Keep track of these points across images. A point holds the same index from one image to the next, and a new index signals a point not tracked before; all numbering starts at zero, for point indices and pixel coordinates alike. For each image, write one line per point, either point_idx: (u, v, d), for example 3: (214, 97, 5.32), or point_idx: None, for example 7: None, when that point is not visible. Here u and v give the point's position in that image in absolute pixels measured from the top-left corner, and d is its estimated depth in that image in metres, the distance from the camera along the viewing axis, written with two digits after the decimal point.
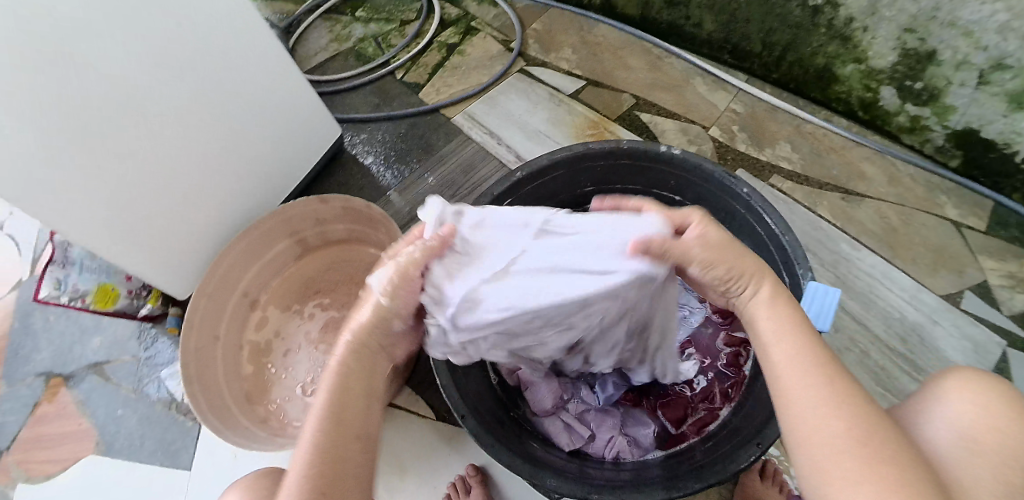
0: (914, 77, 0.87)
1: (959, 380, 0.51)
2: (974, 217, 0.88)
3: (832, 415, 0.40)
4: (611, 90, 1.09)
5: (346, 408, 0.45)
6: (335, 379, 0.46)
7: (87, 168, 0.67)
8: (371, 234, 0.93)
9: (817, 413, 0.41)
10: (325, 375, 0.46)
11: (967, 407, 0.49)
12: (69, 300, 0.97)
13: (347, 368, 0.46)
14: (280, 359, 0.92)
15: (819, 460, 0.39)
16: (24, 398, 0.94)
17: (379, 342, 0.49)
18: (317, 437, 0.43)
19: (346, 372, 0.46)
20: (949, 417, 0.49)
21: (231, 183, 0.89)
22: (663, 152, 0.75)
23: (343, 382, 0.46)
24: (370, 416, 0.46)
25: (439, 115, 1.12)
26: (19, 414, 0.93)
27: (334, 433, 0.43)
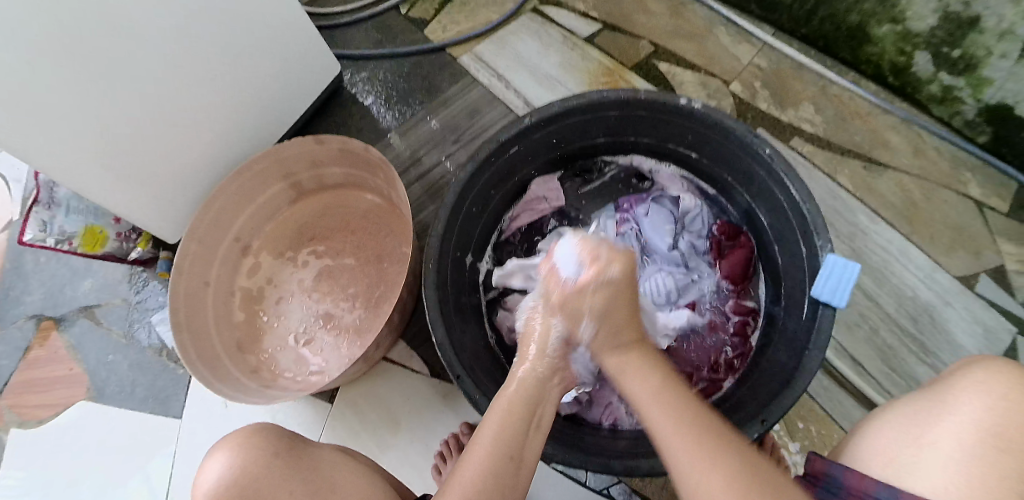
0: (952, 44, 0.81)
1: (978, 372, 0.41)
2: (996, 198, 0.85)
3: (663, 409, 0.44)
4: (629, 36, 1.02)
5: (515, 431, 0.48)
6: (504, 407, 0.50)
7: (61, 105, 0.61)
8: (369, 180, 0.89)
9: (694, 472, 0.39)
10: (499, 402, 0.51)
11: (979, 402, 0.39)
12: (55, 242, 0.94)
13: (517, 398, 0.51)
14: (272, 307, 0.88)
15: None
16: (16, 343, 0.91)
17: (546, 379, 0.54)
18: (484, 449, 0.46)
19: (516, 396, 0.51)
20: (953, 409, 0.39)
21: (225, 125, 0.83)
22: (683, 105, 0.69)
23: (510, 410, 0.50)
24: (531, 448, 0.49)
25: (443, 54, 1.04)
26: (11, 359, 0.90)
27: (500, 448, 0.46)
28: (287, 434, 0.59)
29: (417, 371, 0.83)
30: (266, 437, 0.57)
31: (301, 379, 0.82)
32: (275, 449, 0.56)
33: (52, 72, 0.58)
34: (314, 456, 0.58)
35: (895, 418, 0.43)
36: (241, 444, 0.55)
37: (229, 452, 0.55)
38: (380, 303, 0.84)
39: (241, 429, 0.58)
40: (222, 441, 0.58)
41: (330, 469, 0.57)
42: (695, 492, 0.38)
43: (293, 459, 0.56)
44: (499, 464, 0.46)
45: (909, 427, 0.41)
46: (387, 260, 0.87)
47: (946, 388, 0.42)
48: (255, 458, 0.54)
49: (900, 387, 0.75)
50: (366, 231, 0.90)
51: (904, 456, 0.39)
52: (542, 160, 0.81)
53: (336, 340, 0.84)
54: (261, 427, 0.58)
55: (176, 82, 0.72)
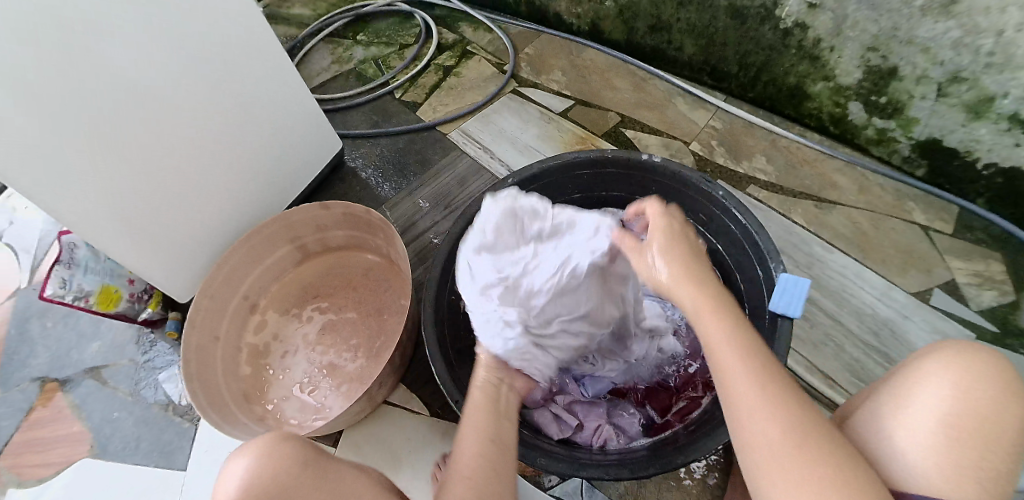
0: (878, 92, 0.93)
1: (935, 364, 0.47)
2: (940, 221, 0.93)
3: (775, 410, 0.43)
4: (599, 109, 1.16)
5: (489, 420, 0.57)
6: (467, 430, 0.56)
7: (101, 171, 0.72)
8: (369, 240, 0.98)
9: (755, 417, 0.43)
10: (460, 430, 0.56)
11: (947, 389, 0.44)
12: (73, 299, 0.96)
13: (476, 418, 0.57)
14: (277, 361, 0.93)
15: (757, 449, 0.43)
16: (18, 403, 0.95)
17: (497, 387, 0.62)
18: (473, 442, 0.54)
19: (482, 398, 0.60)
20: (923, 402, 0.45)
21: (236, 192, 0.94)
22: (646, 160, 0.83)
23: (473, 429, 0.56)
24: (504, 431, 0.57)
25: (434, 132, 1.18)
26: (14, 418, 0.94)
27: (482, 435, 0.55)
28: (307, 447, 0.54)
29: (416, 412, 0.87)
30: (288, 453, 0.52)
31: (306, 425, 0.85)
32: (295, 471, 0.51)
33: (99, 139, 0.70)
34: (336, 472, 0.53)
35: (877, 410, 0.48)
36: (259, 463, 0.51)
37: (246, 469, 0.51)
38: (381, 352, 0.89)
39: (262, 437, 0.54)
40: (240, 450, 0.53)
41: (350, 490, 0.52)
42: (754, 436, 0.43)
43: (313, 480, 0.51)
44: (485, 448, 0.53)
45: (887, 420, 0.46)
46: (386, 313, 0.94)
47: (908, 378, 0.47)
48: (273, 481, 0.50)
49: None
50: (367, 287, 0.98)
51: (896, 453, 0.44)
52: None
53: (338, 387, 0.88)
54: (284, 438, 0.53)
55: (197, 150, 0.85)
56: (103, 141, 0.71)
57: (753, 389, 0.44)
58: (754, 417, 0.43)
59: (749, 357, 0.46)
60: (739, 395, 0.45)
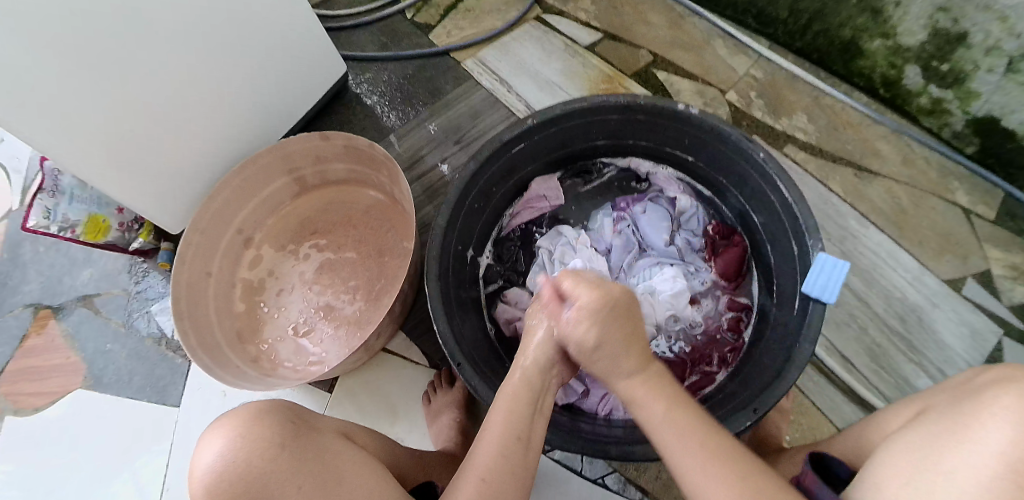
0: (941, 58, 0.83)
1: (1014, 397, 0.38)
2: (983, 205, 0.87)
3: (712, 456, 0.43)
4: (630, 46, 1.05)
5: (520, 414, 0.52)
6: (507, 402, 0.53)
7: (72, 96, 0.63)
8: (372, 176, 0.91)
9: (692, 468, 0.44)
10: (503, 396, 0.54)
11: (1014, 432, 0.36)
12: (58, 230, 0.92)
13: (523, 389, 0.54)
14: (273, 297, 0.89)
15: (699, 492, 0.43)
16: (12, 330, 0.92)
17: (552, 361, 0.57)
18: (495, 435, 0.51)
19: (521, 384, 0.55)
20: (982, 437, 0.37)
21: (233, 120, 0.86)
22: (680, 110, 0.72)
23: (514, 404, 0.53)
24: (535, 431, 0.52)
25: (448, 59, 1.07)
26: (8, 345, 0.91)
27: (509, 430, 0.51)
28: (290, 416, 0.53)
29: (416, 362, 0.85)
30: (271, 423, 0.51)
31: (300, 369, 0.83)
32: (280, 439, 0.50)
33: (67, 58, 0.61)
34: (320, 443, 0.52)
35: (921, 436, 0.41)
36: (242, 430, 0.49)
37: (227, 437, 0.49)
38: (381, 296, 0.85)
39: (245, 406, 0.53)
40: (220, 419, 0.52)
41: (335, 460, 0.52)
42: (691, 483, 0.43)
43: (299, 449, 0.50)
44: (508, 447, 0.50)
45: (931, 446, 0.40)
46: (388, 254, 0.89)
47: (975, 409, 0.40)
48: (257, 447, 0.48)
49: (886, 383, 0.77)
50: (367, 226, 0.92)
51: (923, 480, 0.38)
52: (544, 161, 0.84)
53: (336, 331, 0.85)
54: (264, 414, 0.51)
55: (188, 73, 0.75)
56: (73, 59, 0.61)
57: (681, 442, 0.45)
58: (697, 475, 0.43)
59: (686, 424, 0.46)
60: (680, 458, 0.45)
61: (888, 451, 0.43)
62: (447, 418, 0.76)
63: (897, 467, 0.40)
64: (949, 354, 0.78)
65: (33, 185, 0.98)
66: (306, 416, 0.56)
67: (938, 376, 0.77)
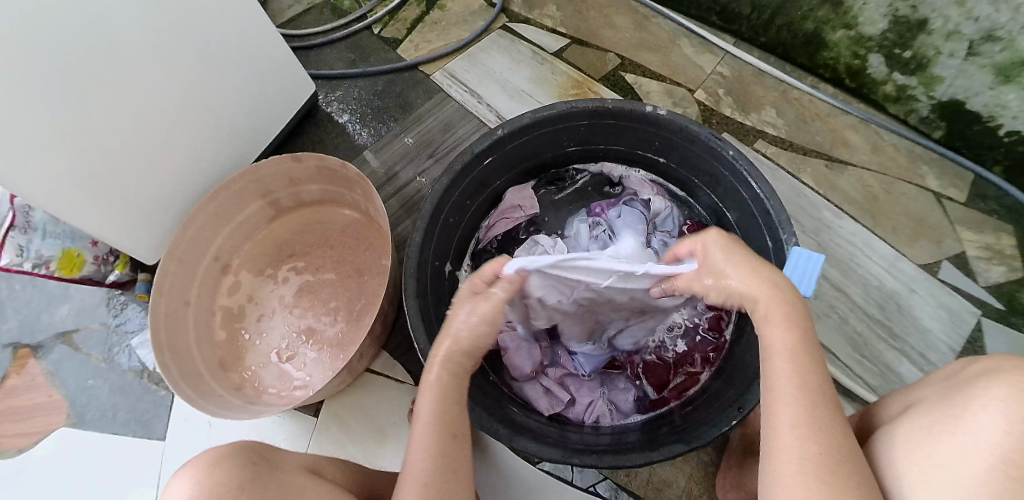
0: (903, 45, 0.84)
1: (997, 390, 0.38)
2: (954, 188, 0.88)
3: (802, 389, 0.43)
4: (597, 49, 1.06)
5: (445, 415, 0.50)
6: (433, 391, 0.50)
7: (33, 136, 0.62)
8: (346, 195, 0.91)
9: (781, 378, 0.44)
10: (427, 385, 0.51)
11: (1009, 422, 0.36)
12: (31, 267, 0.90)
13: (443, 380, 0.51)
14: (253, 324, 0.88)
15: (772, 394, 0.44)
16: None
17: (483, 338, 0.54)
18: (426, 435, 0.49)
19: (444, 375, 0.51)
20: (972, 429, 0.37)
21: (206, 147, 0.85)
22: (648, 113, 0.72)
23: (439, 394, 0.50)
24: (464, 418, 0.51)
25: (416, 72, 1.07)
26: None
27: (439, 428, 0.49)
28: (251, 458, 0.53)
29: (400, 381, 0.84)
30: (228, 466, 0.51)
31: (285, 395, 0.82)
32: (238, 482, 0.49)
33: (26, 98, 0.60)
34: (283, 482, 0.52)
35: (910, 428, 0.42)
36: (198, 478, 0.49)
37: (184, 487, 0.49)
38: (362, 315, 0.85)
39: (205, 453, 0.53)
40: (183, 469, 0.52)
41: (297, 497, 0.51)
42: (773, 392, 0.44)
43: (258, 489, 0.50)
44: (437, 445, 0.48)
45: (924, 437, 0.40)
46: (367, 273, 0.88)
47: (964, 402, 0.39)
48: (213, 493, 0.48)
49: (870, 371, 0.77)
50: (345, 246, 0.91)
51: (919, 472, 0.39)
52: (517, 170, 0.84)
53: (318, 353, 0.84)
54: (223, 455, 0.52)
55: (156, 100, 0.75)
56: (32, 99, 0.60)
57: (786, 363, 0.45)
58: (780, 393, 0.44)
59: (797, 366, 0.44)
60: (775, 386, 0.44)
61: (881, 441, 0.44)
62: None
63: (893, 459, 0.41)
64: (930, 339, 0.79)
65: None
66: (271, 455, 0.55)
67: (921, 361, 0.77)
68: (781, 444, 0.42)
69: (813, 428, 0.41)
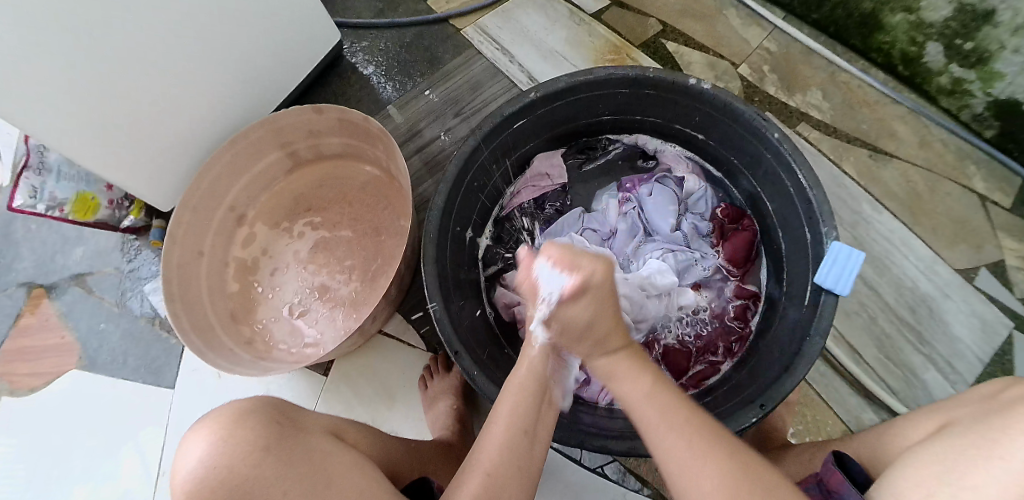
0: (966, 36, 0.78)
1: None
2: (1000, 192, 0.84)
3: (680, 433, 0.43)
4: (637, 13, 1.00)
5: (525, 398, 0.51)
6: (513, 392, 0.51)
7: (45, 73, 0.59)
8: (368, 151, 0.87)
9: (664, 440, 0.43)
10: (508, 387, 0.52)
11: None
12: (46, 209, 0.89)
13: (528, 380, 0.52)
14: (267, 278, 0.87)
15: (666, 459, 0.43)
16: (6, 309, 0.89)
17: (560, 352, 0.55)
18: (501, 431, 0.48)
19: (526, 377, 0.52)
20: (1010, 458, 0.35)
21: (225, 92, 0.82)
22: (692, 86, 0.68)
23: (520, 396, 0.51)
24: (543, 423, 0.51)
25: (446, 26, 1.02)
26: (2, 325, 0.89)
27: (514, 427, 0.49)
28: (275, 416, 0.51)
29: (413, 346, 0.83)
30: (252, 425, 0.49)
31: (296, 352, 0.81)
32: (264, 442, 0.48)
33: (38, 33, 0.56)
34: (307, 446, 0.50)
35: (945, 450, 0.40)
36: (223, 434, 0.48)
37: (208, 441, 0.48)
38: (377, 277, 0.83)
39: (226, 407, 0.51)
40: (202, 422, 0.50)
41: (322, 463, 0.50)
42: (668, 457, 0.43)
43: (282, 453, 0.48)
44: (515, 441, 0.48)
45: (955, 462, 0.38)
46: (385, 233, 0.86)
47: (1002, 425, 0.38)
48: (238, 452, 0.47)
49: (893, 375, 0.76)
50: (363, 204, 0.89)
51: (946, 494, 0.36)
52: (546, 137, 0.80)
53: (331, 312, 0.83)
54: (247, 413, 0.49)
55: (173, 40, 0.71)
56: (45, 33, 0.57)
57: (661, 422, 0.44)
58: (671, 451, 0.43)
59: (648, 382, 0.47)
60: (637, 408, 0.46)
61: (907, 464, 0.42)
62: (444, 404, 0.75)
63: (918, 484, 0.39)
64: (958, 347, 0.77)
65: (21, 162, 0.93)
66: (294, 414, 0.54)
67: (946, 369, 0.76)
68: (675, 458, 0.42)
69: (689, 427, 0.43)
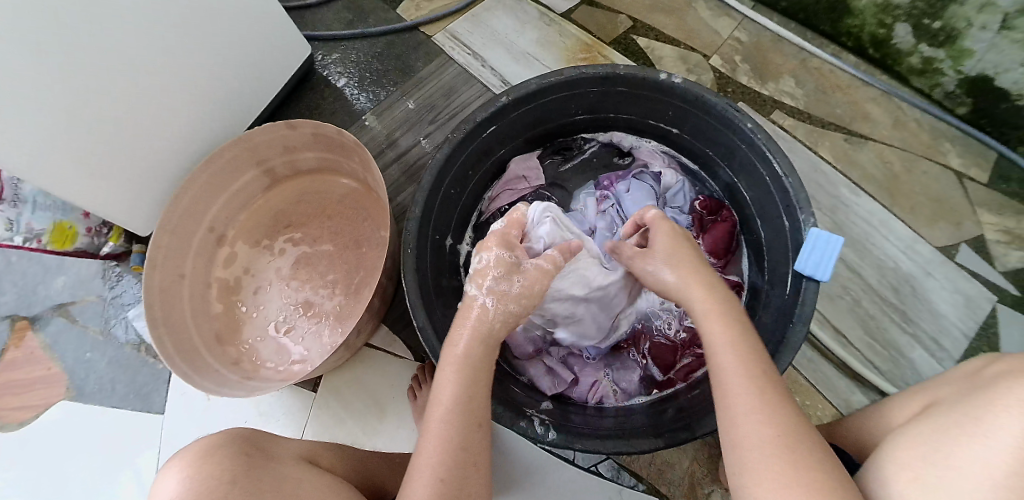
0: (933, 15, 0.79)
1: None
2: (976, 168, 0.85)
3: (751, 398, 0.41)
4: (607, 11, 1.00)
5: (472, 397, 0.47)
6: (457, 376, 0.48)
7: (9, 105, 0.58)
8: (344, 163, 0.87)
9: (728, 392, 0.42)
10: (450, 370, 0.48)
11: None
12: (22, 241, 0.86)
13: (470, 361, 0.49)
14: (250, 297, 0.86)
15: (728, 408, 0.41)
16: None
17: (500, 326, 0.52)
18: (446, 425, 0.45)
19: (469, 356, 0.49)
20: (994, 433, 0.35)
21: (198, 112, 0.81)
22: (663, 80, 0.68)
23: (464, 380, 0.47)
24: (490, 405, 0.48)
25: (417, 34, 1.01)
26: None
27: (459, 419, 0.46)
28: (243, 448, 0.52)
29: (401, 356, 0.83)
30: (220, 458, 0.50)
31: (283, 370, 0.81)
32: (231, 474, 0.48)
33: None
34: (277, 473, 0.51)
35: (929, 430, 0.40)
36: (190, 470, 0.48)
37: (176, 479, 0.49)
38: (361, 289, 0.82)
39: (196, 443, 0.52)
40: (172, 463, 0.51)
41: (293, 489, 0.50)
42: (732, 413, 0.41)
43: (251, 482, 0.49)
44: (462, 435, 0.45)
45: (939, 442, 0.38)
46: (366, 245, 0.85)
47: (986, 407, 0.37)
48: (205, 485, 0.47)
49: (880, 356, 0.76)
50: (342, 217, 0.88)
51: (932, 475, 0.36)
52: (522, 139, 0.80)
53: (316, 327, 0.82)
54: (214, 447, 0.51)
55: (140, 63, 0.70)
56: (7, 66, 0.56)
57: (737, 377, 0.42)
58: (734, 408, 0.41)
59: (744, 354, 0.44)
60: (724, 381, 0.43)
61: (893, 446, 0.42)
62: None
63: (905, 466, 0.39)
64: (943, 324, 0.77)
65: None
66: (266, 445, 0.55)
67: (933, 347, 0.76)
68: (744, 435, 0.39)
69: (771, 407, 0.40)
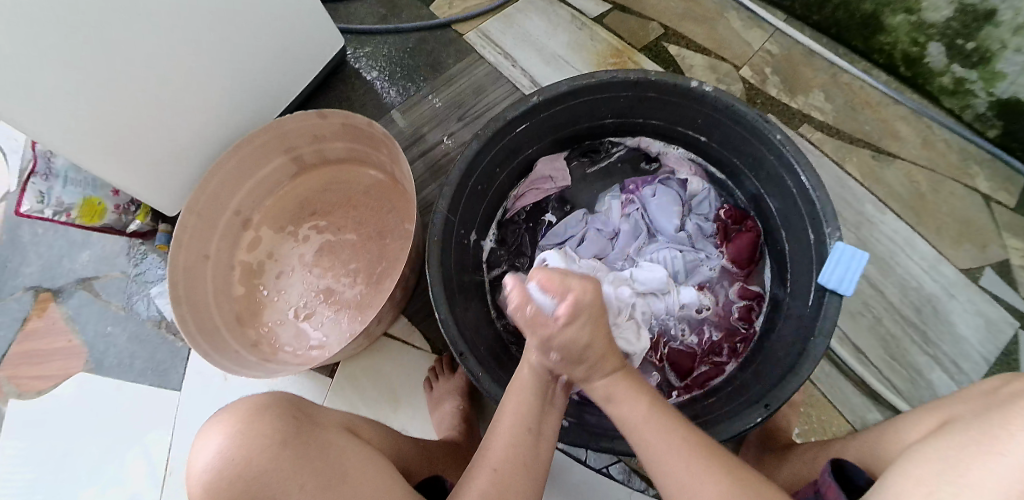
0: (967, 36, 0.78)
1: None
2: (1004, 192, 0.84)
3: (696, 462, 0.44)
4: (640, 17, 1.00)
5: (530, 411, 0.51)
6: (516, 395, 0.52)
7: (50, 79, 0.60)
8: (372, 155, 0.88)
9: (674, 460, 0.44)
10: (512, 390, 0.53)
11: None
12: (52, 214, 0.89)
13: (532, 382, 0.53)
14: (273, 281, 0.87)
15: (678, 477, 0.44)
16: (14, 313, 0.90)
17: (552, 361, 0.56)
18: (507, 434, 0.50)
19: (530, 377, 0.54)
20: (1014, 449, 0.35)
21: (229, 97, 0.82)
22: (694, 88, 0.68)
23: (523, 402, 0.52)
24: (546, 424, 0.52)
25: (449, 31, 1.02)
26: (9, 328, 0.90)
27: (521, 426, 0.50)
28: (291, 412, 0.52)
29: (417, 348, 0.84)
30: (271, 419, 0.49)
31: (301, 355, 0.82)
32: (278, 437, 0.48)
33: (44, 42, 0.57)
34: (321, 439, 0.51)
35: (946, 447, 0.40)
36: (240, 426, 0.48)
37: (225, 433, 0.49)
38: (382, 279, 0.83)
39: (244, 400, 0.52)
40: (218, 416, 0.51)
41: (339, 457, 0.50)
42: (680, 481, 0.44)
43: (299, 446, 0.49)
44: (520, 442, 0.50)
45: (959, 457, 0.38)
46: (389, 237, 0.86)
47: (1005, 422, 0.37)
48: (254, 445, 0.47)
49: (898, 375, 0.76)
50: (368, 207, 0.89)
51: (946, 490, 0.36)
52: (550, 139, 0.81)
53: (336, 314, 0.83)
54: (264, 408, 0.50)
55: (176, 43, 0.71)
56: (53, 41, 0.58)
57: (666, 444, 0.45)
58: (681, 473, 0.44)
59: (659, 416, 0.48)
60: (659, 450, 0.45)
61: (909, 462, 0.41)
62: (448, 406, 0.75)
63: (919, 480, 0.39)
64: (963, 347, 0.77)
65: (28, 167, 0.94)
66: (309, 409, 0.54)
67: (953, 369, 0.76)
68: (705, 496, 0.42)
69: (714, 466, 0.43)
